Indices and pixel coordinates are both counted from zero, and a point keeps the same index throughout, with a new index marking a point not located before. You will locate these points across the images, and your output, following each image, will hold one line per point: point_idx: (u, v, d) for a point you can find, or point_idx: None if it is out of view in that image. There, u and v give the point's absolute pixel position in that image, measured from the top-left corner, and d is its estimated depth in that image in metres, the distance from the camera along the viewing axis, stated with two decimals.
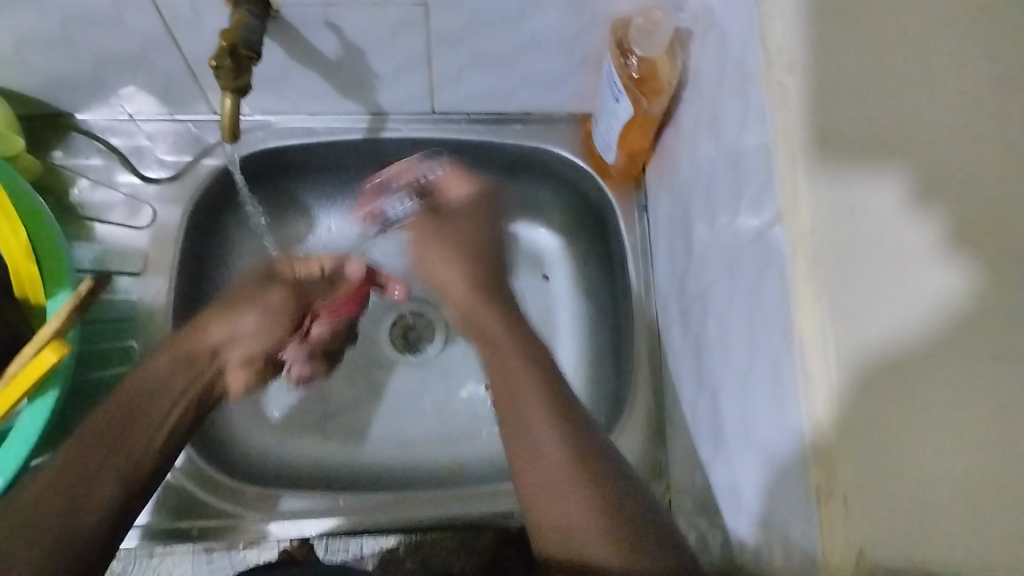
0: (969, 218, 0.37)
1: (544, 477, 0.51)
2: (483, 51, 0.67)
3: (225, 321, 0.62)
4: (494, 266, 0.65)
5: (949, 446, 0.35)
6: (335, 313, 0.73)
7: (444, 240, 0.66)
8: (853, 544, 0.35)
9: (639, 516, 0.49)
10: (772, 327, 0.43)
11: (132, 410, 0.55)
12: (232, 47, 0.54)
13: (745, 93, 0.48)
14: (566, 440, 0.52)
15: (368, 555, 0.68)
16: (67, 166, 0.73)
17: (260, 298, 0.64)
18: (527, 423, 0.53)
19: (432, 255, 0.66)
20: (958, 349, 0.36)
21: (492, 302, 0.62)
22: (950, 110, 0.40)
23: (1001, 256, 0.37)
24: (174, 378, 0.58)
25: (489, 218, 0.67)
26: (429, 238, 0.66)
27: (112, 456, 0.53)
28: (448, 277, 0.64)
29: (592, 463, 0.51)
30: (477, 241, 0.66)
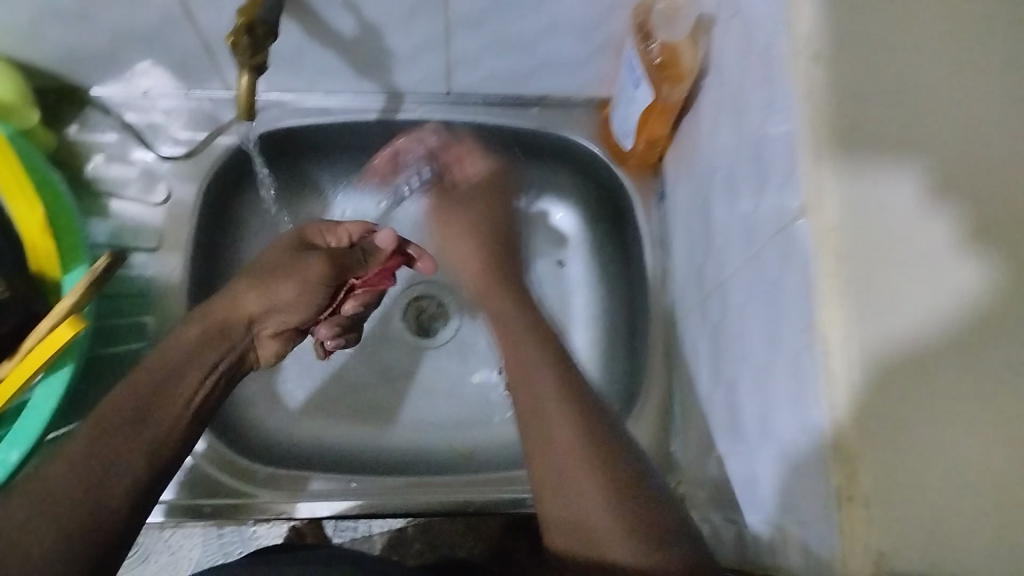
0: (998, 215, 0.36)
1: (565, 473, 0.49)
2: (503, 33, 0.66)
3: (261, 292, 0.58)
4: (504, 248, 0.64)
5: (976, 453, 0.35)
6: (370, 288, 0.67)
7: (456, 221, 0.64)
8: (874, 548, 0.35)
9: (649, 505, 0.48)
10: (793, 322, 0.42)
11: (160, 384, 0.52)
12: (248, 25, 0.53)
13: (770, 81, 0.46)
14: (585, 433, 0.50)
15: (377, 535, 0.71)
16: (82, 141, 0.73)
17: (297, 267, 0.60)
18: (551, 416, 0.51)
19: (442, 230, 0.65)
20: (988, 353, 0.35)
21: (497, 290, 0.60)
22: (985, 106, 0.39)
23: None
24: (204, 352, 0.56)
25: (501, 202, 0.66)
26: (446, 212, 0.65)
27: (137, 438, 0.49)
28: (457, 252, 0.64)
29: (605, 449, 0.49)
30: (484, 225, 0.64)
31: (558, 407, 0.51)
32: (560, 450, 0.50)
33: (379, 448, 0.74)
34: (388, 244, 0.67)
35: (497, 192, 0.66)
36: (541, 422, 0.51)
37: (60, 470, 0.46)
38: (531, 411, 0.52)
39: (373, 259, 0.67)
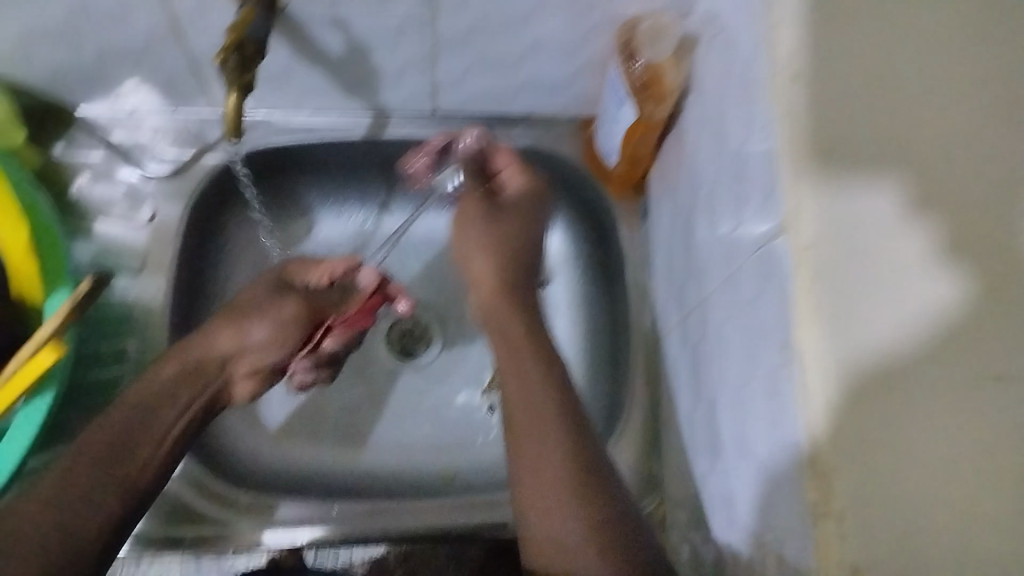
0: (967, 237, 0.37)
1: (533, 500, 0.50)
2: (489, 53, 0.66)
3: (233, 331, 0.59)
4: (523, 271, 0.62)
5: (950, 466, 0.35)
6: (349, 325, 0.64)
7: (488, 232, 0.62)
8: (848, 562, 0.35)
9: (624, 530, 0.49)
10: (771, 339, 0.43)
11: (130, 426, 0.53)
12: (238, 42, 0.53)
13: (750, 101, 0.47)
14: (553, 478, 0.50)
15: (357, 562, 0.66)
16: (67, 160, 0.73)
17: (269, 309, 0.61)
18: (528, 449, 0.52)
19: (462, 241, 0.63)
20: (960, 368, 0.36)
21: (518, 316, 0.59)
22: (959, 126, 0.39)
23: (999, 277, 0.37)
24: (177, 392, 0.56)
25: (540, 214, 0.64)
26: (471, 219, 0.63)
27: (104, 483, 0.50)
28: (477, 267, 0.62)
29: (585, 482, 0.50)
30: (512, 241, 0.62)
31: (534, 443, 0.52)
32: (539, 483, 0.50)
33: (360, 469, 0.74)
34: (371, 283, 0.65)
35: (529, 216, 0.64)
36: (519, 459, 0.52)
37: (33, 506, 0.48)
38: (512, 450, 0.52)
39: (352, 295, 0.66)
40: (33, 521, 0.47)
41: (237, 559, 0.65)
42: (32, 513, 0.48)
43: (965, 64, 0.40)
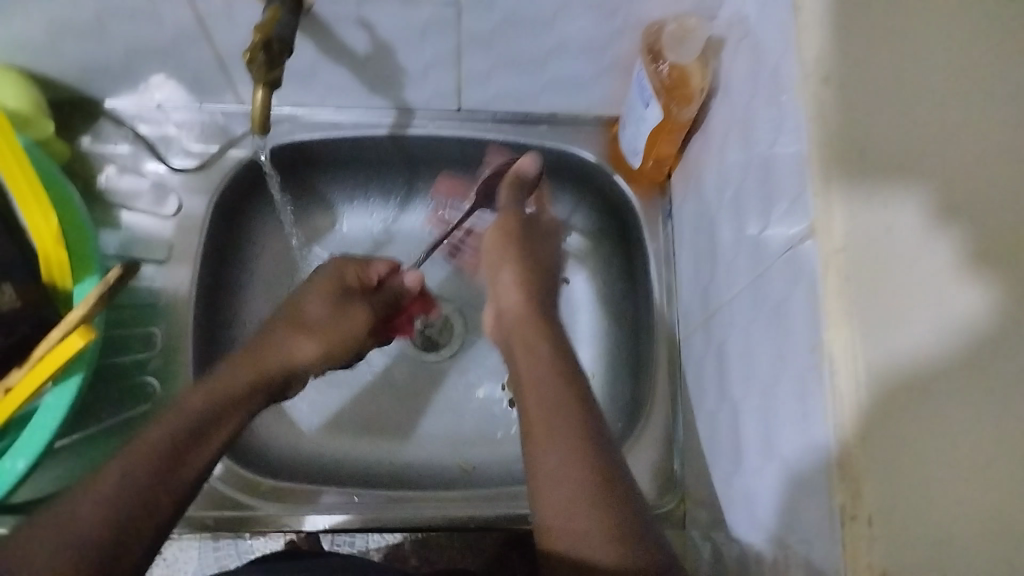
0: (1000, 242, 0.37)
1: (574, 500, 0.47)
2: (514, 53, 0.66)
3: (296, 330, 0.59)
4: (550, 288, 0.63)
5: (981, 474, 0.35)
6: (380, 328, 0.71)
7: (523, 249, 0.63)
8: (877, 568, 0.35)
9: (633, 529, 0.46)
10: (798, 341, 0.43)
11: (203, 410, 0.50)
12: (265, 41, 0.53)
13: (780, 103, 0.47)
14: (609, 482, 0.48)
15: (373, 549, 0.68)
16: (94, 152, 0.74)
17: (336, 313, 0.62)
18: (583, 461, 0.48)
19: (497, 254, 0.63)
20: (992, 373, 0.36)
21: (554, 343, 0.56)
22: (996, 134, 0.39)
23: None
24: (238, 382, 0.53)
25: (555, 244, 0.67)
26: (510, 236, 0.64)
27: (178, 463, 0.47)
28: (502, 281, 0.62)
29: (606, 483, 0.47)
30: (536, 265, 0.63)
31: (577, 451, 0.48)
32: (556, 495, 0.47)
33: (381, 459, 0.75)
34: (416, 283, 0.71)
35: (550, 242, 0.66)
36: (542, 473, 0.48)
37: (89, 507, 0.43)
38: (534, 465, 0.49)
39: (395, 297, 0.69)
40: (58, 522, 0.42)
41: (254, 543, 0.66)
42: (87, 510, 0.43)
43: (1000, 71, 0.40)
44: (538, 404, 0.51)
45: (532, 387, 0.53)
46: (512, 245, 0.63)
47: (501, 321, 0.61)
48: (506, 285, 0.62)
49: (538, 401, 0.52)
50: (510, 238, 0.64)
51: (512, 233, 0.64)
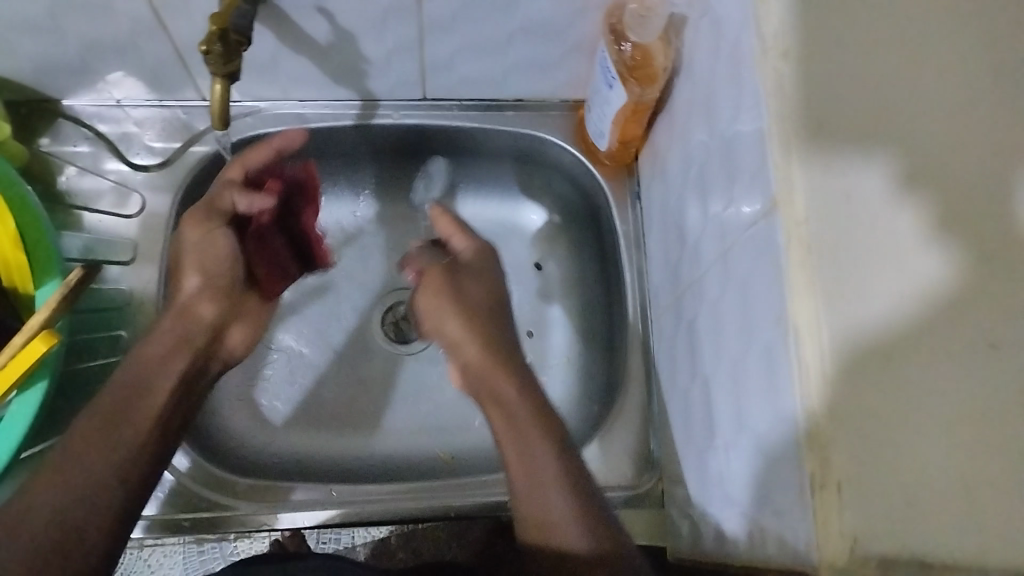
0: (963, 203, 0.37)
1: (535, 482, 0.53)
2: (476, 37, 0.66)
3: (210, 292, 0.61)
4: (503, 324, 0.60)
5: (953, 434, 0.35)
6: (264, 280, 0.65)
7: (460, 293, 0.60)
8: (847, 534, 0.35)
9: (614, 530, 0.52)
10: (765, 314, 0.43)
11: (131, 395, 0.54)
12: (222, 32, 0.52)
13: (741, 79, 0.47)
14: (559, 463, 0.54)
15: (360, 544, 0.69)
16: (54, 153, 0.72)
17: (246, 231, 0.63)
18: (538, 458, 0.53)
19: (433, 308, 0.60)
20: (959, 335, 0.36)
21: (506, 373, 0.57)
22: (959, 100, 0.39)
23: (998, 240, 0.36)
24: (171, 362, 0.57)
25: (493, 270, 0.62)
26: (443, 290, 0.60)
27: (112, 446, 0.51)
28: (453, 333, 0.59)
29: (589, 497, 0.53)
30: (480, 301, 0.60)
31: (563, 469, 0.53)
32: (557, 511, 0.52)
33: (359, 453, 0.74)
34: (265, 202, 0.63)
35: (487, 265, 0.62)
36: (538, 482, 0.53)
37: (37, 527, 0.47)
38: (530, 476, 0.53)
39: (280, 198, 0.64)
40: (51, 482, 0.49)
41: (237, 544, 0.68)
42: (70, 488, 0.49)
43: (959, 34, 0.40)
44: (528, 422, 0.55)
45: (503, 412, 0.56)
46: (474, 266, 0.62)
47: (448, 313, 0.59)
48: (473, 292, 0.60)
49: (530, 420, 0.55)
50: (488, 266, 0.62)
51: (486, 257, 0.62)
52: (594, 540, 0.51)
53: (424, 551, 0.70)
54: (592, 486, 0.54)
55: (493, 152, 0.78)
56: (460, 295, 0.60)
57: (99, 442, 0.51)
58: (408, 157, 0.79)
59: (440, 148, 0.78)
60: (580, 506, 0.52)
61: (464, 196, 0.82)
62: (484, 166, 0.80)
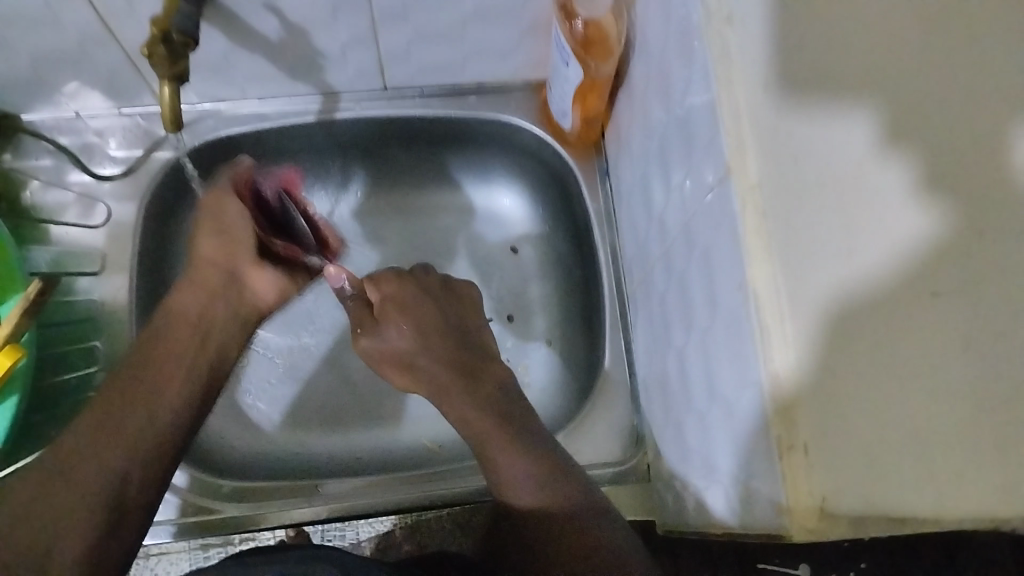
0: (930, 149, 0.35)
1: (489, 448, 0.55)
2: (429, 23, 0.65)
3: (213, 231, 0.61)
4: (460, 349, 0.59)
5: (911, 393, 0.34)
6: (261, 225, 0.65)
7: (389, 353, 0.59)
8: (817, 494, 0.35)
9: (575, 481, 0.54)
10: (728, 282, 0.43)
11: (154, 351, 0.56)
12: (163, 34, 0.53)
13: (690, 49, 0.47)
14: (525, 446, 0.54)
15: (364, 540, 0.69)
16: (16, 168, 0.72)
17: (229, 231, 0.61)
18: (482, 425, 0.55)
19: (388, 370, 0.60)
20: (913, 293, 0.34)
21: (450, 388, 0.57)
22: (916, 44, 0.37)
23: (955, 180, 0.35)
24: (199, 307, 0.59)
25: (434, 311, 0.60)
26: (388, 352, 0.59)
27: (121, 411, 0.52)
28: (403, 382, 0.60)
29: (538, 448, 0.55)
30: (438, 349, 0.58)
31: (509, 430, 0.55)
32: (515, 472, 0.54)
33: (345, 448, 0.74)
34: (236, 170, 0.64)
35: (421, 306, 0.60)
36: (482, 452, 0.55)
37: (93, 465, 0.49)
38: (475, 437, 0.55)
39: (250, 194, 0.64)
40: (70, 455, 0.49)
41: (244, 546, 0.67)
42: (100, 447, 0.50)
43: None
44: (461, 395, 0.56)
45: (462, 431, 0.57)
46: (393, 299, 0.60)
47: (390, 361, 0.60)
48: (393, 337, 0.59)
49: (462, 386, 0.57)
50: (401, 298, 0.60)
51: (404, 289, 0.60)
52: (542, 496, 0.53)
53: (432, 540, 0.68)
54: (554, 452, 0.55)
55: (460, 138, 0.78)
56: (388, 342, 0.59)
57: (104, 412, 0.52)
58: (374, 149, 0.79)
59: (405, 138, 0.78)
60: (529, 464, 0.54)
61: (433, 183, 0.82)
62: (451, 151, 0.79)
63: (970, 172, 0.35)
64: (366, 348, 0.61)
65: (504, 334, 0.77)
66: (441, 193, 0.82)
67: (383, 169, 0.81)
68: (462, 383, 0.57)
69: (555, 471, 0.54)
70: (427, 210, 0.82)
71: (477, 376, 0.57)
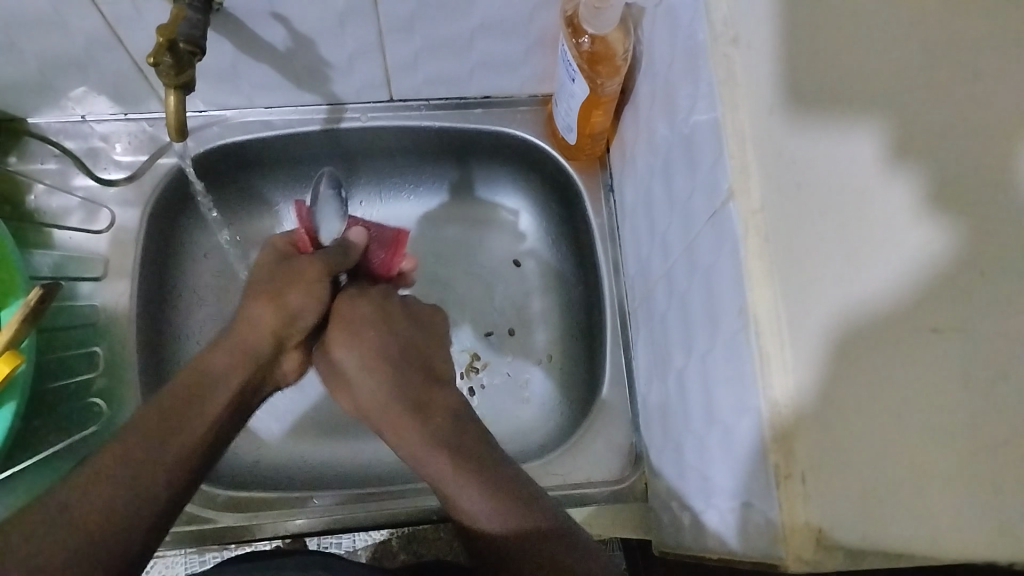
0: (944, 176, 0.35)
1: (442, 481, 0.52)
2: (437, 35, 0.65)
3: (271, 301, 0.57)
4: (401, 369, 0.58)
5: (909, 426, 0.33)
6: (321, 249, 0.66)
7: (346, 378, 0.60)
8: (814, 524, 0.35)
9: (541, 506, 0.51)
10: (728, 305, 0.42)
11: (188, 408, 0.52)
12: (169, 43, 0.52)
13: (695, 70, 0.47)
14: (484, 478, 0.52)
15: (361, 548, 0.65)
16: (21, 172, 0.72)
17: (296, 317, 0.58)
18: (425, 455, 0.54)
19: (345, 391, 0.61)
20: (910, 325, 0.34)
21: (385, 410, 0.57)
22: (922, 71, 0.37)
23: (967, 203, 0.34)
24: (229, 378, 0.54)
25: (369, 329, 0.60)
26: (340, 379, 0.60)
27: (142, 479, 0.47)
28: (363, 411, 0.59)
29: (483, 467, 0.53)
30: (380, 367, 0.58)
31: (458, 461, 0.53)
32: (471, 503, 0.51)
33: (344, 458, 0.74)
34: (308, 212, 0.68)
35: (354, 321, 0.60)
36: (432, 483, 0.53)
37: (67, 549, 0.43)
38: (410, 456, 0.55)
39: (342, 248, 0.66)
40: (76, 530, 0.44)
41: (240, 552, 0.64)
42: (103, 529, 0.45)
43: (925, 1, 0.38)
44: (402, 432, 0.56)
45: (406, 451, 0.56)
46: (338, 322, 0.60)
47: (348, 391, 0.61)
48: (345, 361, 0.60)
49: (409, 416, 0.56)
50: (345, 318, 0.60)
51: (350, 314, 0.61)
52: (506, 526, 0.50)
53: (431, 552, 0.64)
54: (512, 478, 0.52)
55: (465, 150, 0.78)
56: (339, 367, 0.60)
57: (111, 487, 0.46)
58: (379, 159, 0.79)
59: (410, 148, 0.78)
60: (480, 483, 0.52)
61: (436, 194, 0.82)
62: (456, 162, 0.79)
63: (981, 200, 0.34)
64: (323, 371, 0.62)
65: (506, 348, 0.77)
66: (446, 204, 0.82)
67: (386, 179, 0.81)
68: (403, 413, 0.56)
69: (517, 495, 0.51)
70: (431, 220, 0.82)
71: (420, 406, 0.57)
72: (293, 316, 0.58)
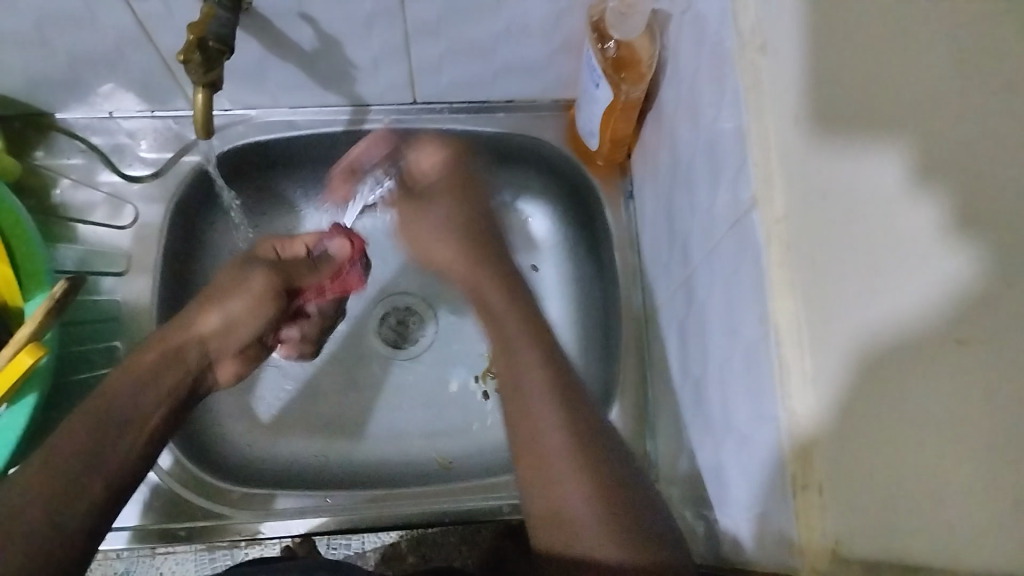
0: (975, 194, 0.35)
1: (545, 467, 0.50)
2: (462, 39, 0.66)
3: (216, 308, 0.60)
4: (488, 233, 0.62)
5: (933, 440, 0.33)
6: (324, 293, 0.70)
7: (430, 226, 0.62)
8: (830, 536, 0.34)
9: (652, 518, 0.49)
10: (749, 315, 0.42)
11: (133, 395, 0.53)
12: (199, 41, 0.53)
13: (720, 79, 0.47)
14: (590, 472, 0.49)
15: (370, 551, 0.63)
16: (48, 167, 0.73)
17: (232, 325, 0.61)
18: (540, 416, 0.52)
19: (420, 234, 0.63)
20: (940, 338, 0.34)
21: (486, 259, 0.60)
22: (950, 77, 0.37)
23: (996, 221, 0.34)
24: (162, 376, 0.55)
25: (473, 190, 0.63)
26: (418, 215, 0.63)
27: (99, 455, 0.50)
28: (444, 254, 0.62)
29: (612, 478, 0.50)
30: (467, 217, 0.62)
31: (578, 448, 0.50)
32: (571, 505, 0.49)
33: (356, 459, 0.74)
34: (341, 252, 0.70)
35: (467, 184, 0.63)
36: (541, 463, 0.50)
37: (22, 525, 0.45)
38: (529, 445, 0.51)
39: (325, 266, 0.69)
40: (35, 491, 0.47)
41: (250, 549, 0.63)
42: (43, 496, 0.47)
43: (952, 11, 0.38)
44: (527, 428, 0.52)
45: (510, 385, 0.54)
46: (442, 182, 0.63)
47: (429, 238, 0.63)
48: (439, 215, 0.62)
49: (525, 358, 0.54)
50: (451, 180, 0.63)
51: (454, 176, 0.63)
52: (619, 542, 0.47)
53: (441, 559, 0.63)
54: (621, 478, 0.50)
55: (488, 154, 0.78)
56: (434, 220, 0.62)
57: (56, 457, 0.48)
58: None
59: None
60: (590, 489, 0.49)
61: None
62: None
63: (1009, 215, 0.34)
64: (410, 220, 0.64)
65: None
66: None
67: None
68: (496, 280, 0.59)
69: (617, 504, 0.49)
70: None
71: (569, 391, 0.53)
72: (228, 326, 0.60)
